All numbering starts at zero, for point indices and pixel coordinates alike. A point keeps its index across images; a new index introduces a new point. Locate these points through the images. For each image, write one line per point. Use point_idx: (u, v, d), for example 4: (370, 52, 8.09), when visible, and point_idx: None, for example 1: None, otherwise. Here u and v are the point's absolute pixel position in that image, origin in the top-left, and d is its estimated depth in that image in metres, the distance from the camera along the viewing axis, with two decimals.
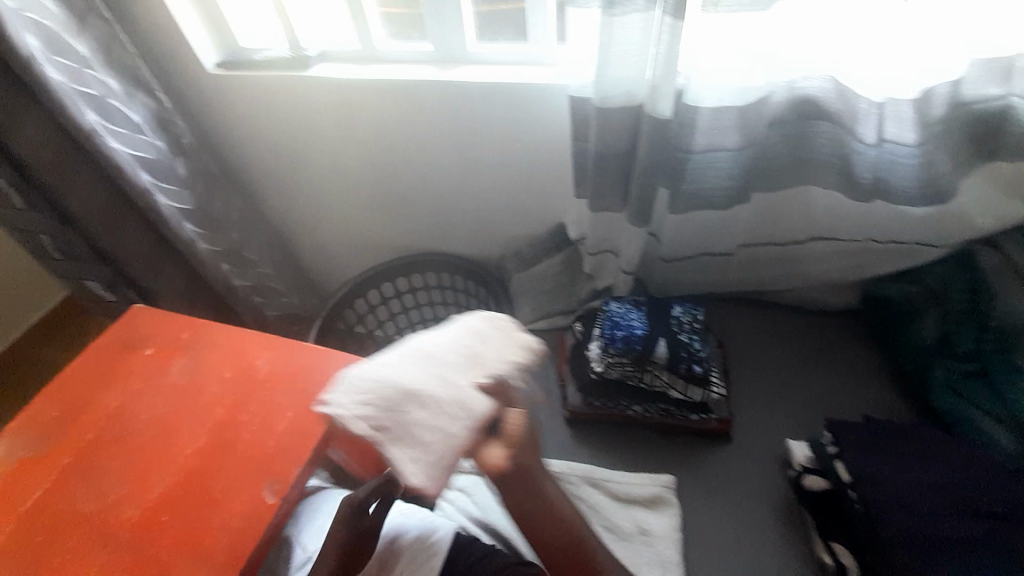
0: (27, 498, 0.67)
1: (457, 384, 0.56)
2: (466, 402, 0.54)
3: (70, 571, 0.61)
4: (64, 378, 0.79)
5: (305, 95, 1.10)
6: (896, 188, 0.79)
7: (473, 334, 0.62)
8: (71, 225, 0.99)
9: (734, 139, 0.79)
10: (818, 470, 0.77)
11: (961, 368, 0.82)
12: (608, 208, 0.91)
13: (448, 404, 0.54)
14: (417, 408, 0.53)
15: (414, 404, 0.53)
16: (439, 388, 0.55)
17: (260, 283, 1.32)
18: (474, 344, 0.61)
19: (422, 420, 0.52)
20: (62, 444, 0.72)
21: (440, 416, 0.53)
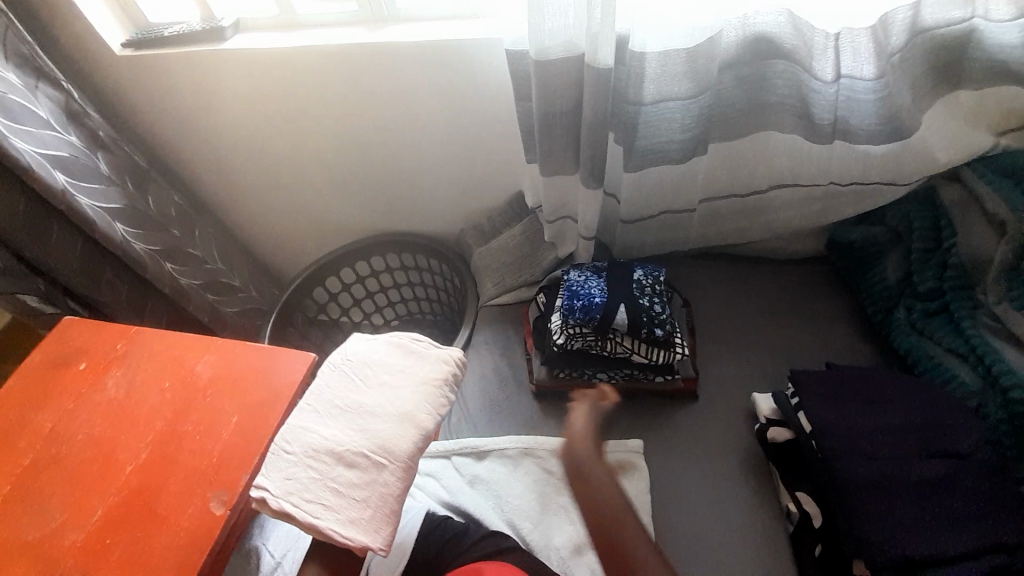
0: None
1: (379, 437, 0.67)
2: (389, 453, 0.66)
3: None
4: None
5: (227, 71, 1.00)
6: (855, 126, 0.76)
7: (391, 381, 0.72)
8: None
9: (686, 85, 0.73)
10: (782, 421, 0.77)
11: (923, 307, 0.82)
12: (560, 171, 0.86)
13: (372, 460, 0.66)
14: (347, 471, 0.65)
15: (343, 468, 0.65)
16: (365, 446, 0.66)
17: (211, 280, 1.26)
18: (393, 392, 0.71)
19: (352, 481, 0.64)
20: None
21: (367, 471, 0.65)
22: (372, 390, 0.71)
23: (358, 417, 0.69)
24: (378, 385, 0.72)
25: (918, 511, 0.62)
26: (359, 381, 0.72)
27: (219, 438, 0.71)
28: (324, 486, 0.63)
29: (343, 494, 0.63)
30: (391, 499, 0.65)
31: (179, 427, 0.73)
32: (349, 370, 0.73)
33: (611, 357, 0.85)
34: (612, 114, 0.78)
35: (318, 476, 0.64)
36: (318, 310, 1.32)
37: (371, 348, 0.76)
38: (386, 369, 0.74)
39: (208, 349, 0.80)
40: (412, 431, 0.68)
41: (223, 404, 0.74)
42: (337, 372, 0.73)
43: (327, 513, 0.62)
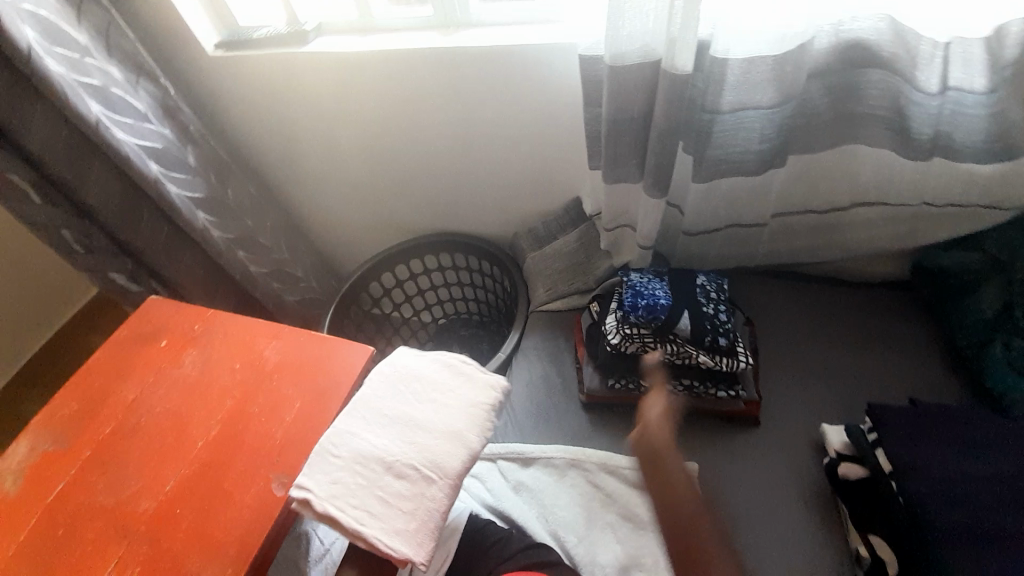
0: (53, 489, 0.72)
1: (428, 452, 0.69)
2: (438, 468, 0.68)
3: (93, 561, 0.66)
4: (84, 373, 0.83)
5: (304, 72, 1.05)
6: (959, 143, 0.69)
7: (440, 398, 0.74)
8: (90, 219, 1.00)
9: (770, 94, 0.69)
10: (855, 457, 0.71)
11: (1022, 345, 0.74)
12: (625, 179, 0.84)
13: (421, 473, 0.68)
14: (395, 481, 0.67)
15: (391, 477, 0.67)
16: (415, 459, 0.68)
17: (277, 269, 1.33)
18: (443, 409, 0.73)
19: (399, 492, 0.66)
20: (83, 437, 0.76)
21: (414, 483, 0.67)
22: (422, 405, 0.73)
23: (408, 428, 0.71)
24: (427, 400, 0.74)
25: (1013, 570, 0.55)
26: (408, 396, 0.74)
27: (282, 421, 0.74)
28: (371, 494, 0.66)
29: (389, 503, 0.65)
30: (436, 514, 0.66)
31: (246, 408, 0.77)
32: (399, 383, 0.75)
33: (670, 364, 0.82)
34: (684, 122, 0.76)
35: (367, 483, 0.66)
36: (373, 304, 1.36)
37: (419, 363, 0.78)
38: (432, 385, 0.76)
39: (277, 336, 0.84)
40: (460, 449, 0.70)
41: (288, 388, 0.77)
42: (387, 385, 0.75)
43: (372, 521, 0.64)
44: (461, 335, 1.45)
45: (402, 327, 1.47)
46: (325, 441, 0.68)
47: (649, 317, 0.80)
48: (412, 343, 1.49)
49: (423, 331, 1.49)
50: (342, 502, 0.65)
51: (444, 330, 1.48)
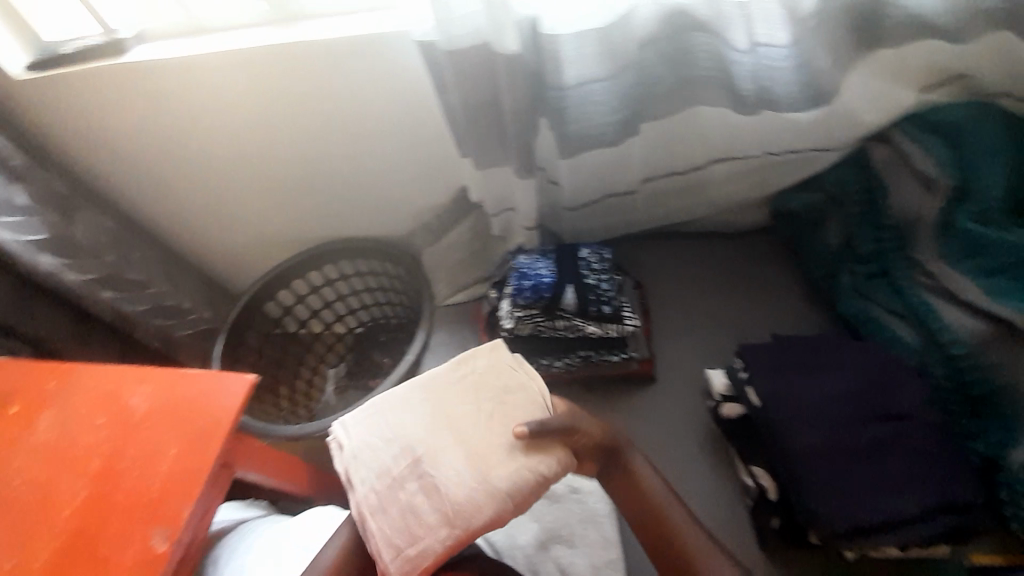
0: None
1: (455, 491, 0.61)
2: (458, 517, 0.59)
3: None
4: None
5: (135, 85, 0.96)
6: (779, 96, 0.75)
7: (497, 431, 0.65)
8: None
9: (606, 65, 0.71)
10: (735, 397, 0.75)
11: (864, 270, 0.82)
12: (494, 163, 0.83)
13: (442, 510, 0.60)
14: (420, 492, 0.62)
15: (413, 483, 0.63)
16: (445, 486, 0.61)
17: (158, 305, 1.22)
18: (497, 444, 0.64)
19: (420, 505, 0.61)
20: None
21: (436, 508, 0.60)
22: (478, 426, 0.65)
23: (457, 445, 0.64)
24: (484, 425, 0.65)
25: (852, 476, 0.62)
26: (470, 410, 0.67)
27: (159, 471, 0.68)
28: (393, 491, 0.63)
29: (404, 512, 0.61)
30: (430, 559, 0.59)
31: (117, 464, 0.70)
32: (471, 389, 0.69)
33: (565, 339, 0.83)
34: (535, 101, 0.76)
35: (396, 480, 0.63)
36: (274, 324, 1.28)
37: (512, 376, 0.70)
38: (479, 392, 0.69)
39: (145, 380, 0.77)
40: (494, 504, 0.60)
41: (162, 435, 0.71)
42: (461, 387, 0.69)
43: (384, 515, 0.61)
44: (380, 341, 1.41)
45: (314, 344, 1.40)
46: (352, 419, 0.70)
47: (539, 299, 0.81)
48: (330, 358, 1.42)
49: (339, 344, 1.43)
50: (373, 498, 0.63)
51: (361, 339, 1.42)
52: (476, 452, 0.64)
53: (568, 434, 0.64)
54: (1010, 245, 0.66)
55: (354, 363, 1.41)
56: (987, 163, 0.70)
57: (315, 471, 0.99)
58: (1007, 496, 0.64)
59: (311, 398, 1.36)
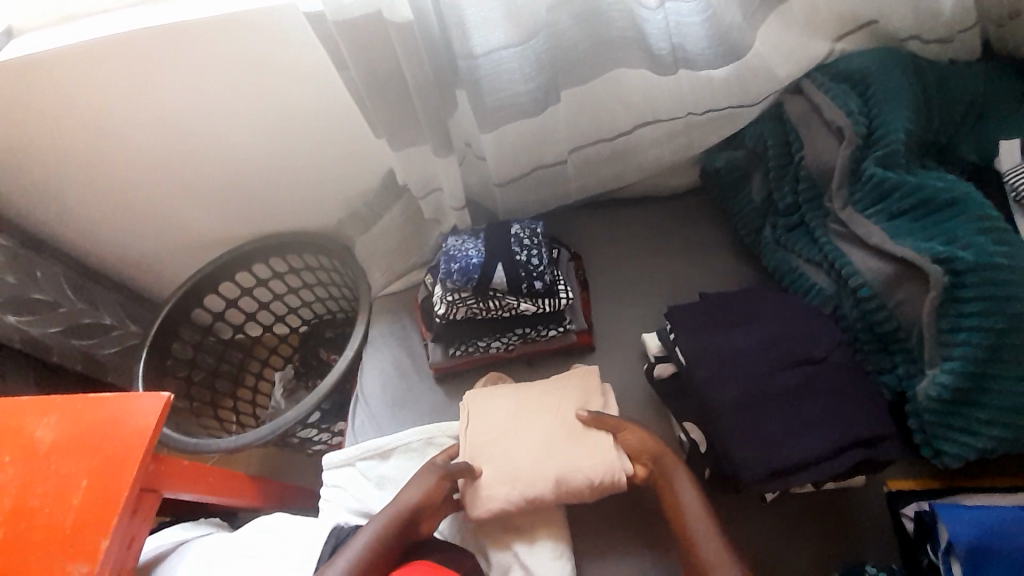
0: None
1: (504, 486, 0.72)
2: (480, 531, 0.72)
3: None
4: None
5: (4, 84, 0.85)
6: (693, 53, 0.74)
7: (557, 448, 0.74)
8: None
9: (512, 30, 0.67)
10: (666, 357, 0.78)
11: (784, 224, 0.84)
12: (412, 144, 0.79)
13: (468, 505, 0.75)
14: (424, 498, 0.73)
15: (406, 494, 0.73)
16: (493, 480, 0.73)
17: (71, 323, 1.15)
18: (554, 451, 0.73)
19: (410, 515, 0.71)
20: None
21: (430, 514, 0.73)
22: (529, 437, 0.75)
23: (506, 458, 0.74)
24: (532, 443, 0.74)
25: (772, 422, 0.65)
26: (523, 423, 0.76)
27: (72, 505, 0.63)
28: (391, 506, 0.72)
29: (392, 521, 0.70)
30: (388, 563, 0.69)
31: (25, 503, 0.64)
32: (524, 414, 0.77)
33: (500, 319, 0.83)
34: (445, 74, 0.72)
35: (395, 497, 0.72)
36: (201, 334, 1.20)
37: (569, 393, 0.78)
38: (536, 397, 0.79)
39: (50, 410, 0.71)
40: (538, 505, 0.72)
41: (75, 465, 0.66)
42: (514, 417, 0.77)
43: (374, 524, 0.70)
44: (325, 338, 1.36)
45: (256, 348, 1.35)
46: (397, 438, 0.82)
47: (461, 282, 0.78)
48: (276, 360, 1.37)
49: (284, 345, 1.38)
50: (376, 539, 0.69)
51: (306, 337, 1.37)
52: (541, 453, 0.73)
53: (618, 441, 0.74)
54: (908, 187, 0.69)
55: (302, 363, 1.35)
56: (887, 108, 0.73)
57: (263, 480, 0.95)
58: (915, 425, 0.67)
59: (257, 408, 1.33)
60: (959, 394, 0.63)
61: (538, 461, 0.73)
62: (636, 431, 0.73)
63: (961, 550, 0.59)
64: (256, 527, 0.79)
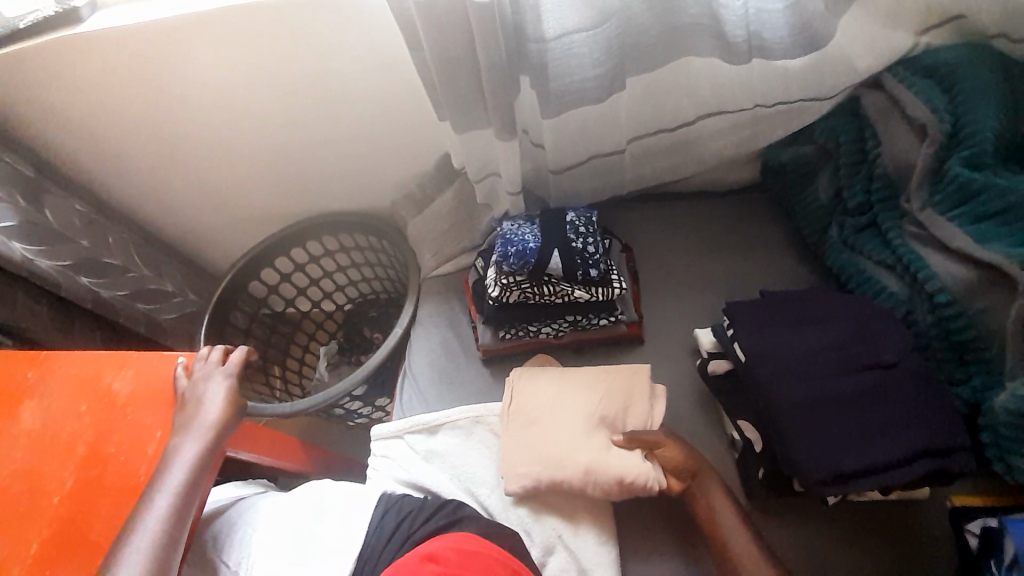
0: None
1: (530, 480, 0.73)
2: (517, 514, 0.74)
3: None
4: None
5: (97, 57, 0.90)
6: (769, 42, 0.72)
7: (590, 444, 0.73)
8: None
9: (583, 13, 0.67)
10: (721, 353, 0.76)
11: (853, 224, 0.81)
12: (475, 126, 0.80)
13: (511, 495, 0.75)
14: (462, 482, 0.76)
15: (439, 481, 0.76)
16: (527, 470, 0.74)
17: (138, 289, 1.20)
18: (585, 447, 0.73)
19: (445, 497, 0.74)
20: None
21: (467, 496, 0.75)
22: (564, 429, 0.75)
23: (538, 443, 0.75)
24: (566, 436, 0.74)
25: (836, 424, 0.63)
26: (559, 413, 0.76)
27: (150, 453, 0.67)
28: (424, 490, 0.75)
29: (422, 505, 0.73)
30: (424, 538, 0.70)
31: (103, 449, 0.68)
32: (564, 405, 0.77)
33: (552, 305, 0.83)
34: (514, 56, 0.72)
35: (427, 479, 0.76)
36: (259, 305, 1.26)
37: (614, 388, 0.77)
38: (578, 388, 0.78)
39: (126, 364, 0.75)
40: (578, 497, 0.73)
41: (152, 417, 0.70)
42: (554, 407, 0.77)
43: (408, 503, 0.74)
44: (368, 316, 1.40)
45: (304, 323, 1.40)
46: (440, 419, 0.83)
47: (514, 268, 0.79)
48: (321, 336, 1.43)
49: (329, 321, 1.43)
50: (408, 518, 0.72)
51: (350, 315, 1.41)
52: (573, 443, 0.73)
53: (656, 449, 0.72)
54: (997, 188, 0.65)
55: (346, 339, 1.40)
56: (976, 104, 0.69)
57: (308, 446, 1.00)
58: (989, 439, 0.65)
59: (302, 378, 1.39)
60: None
61: (568, 451, 0.73)
62: (675, 447, 0.71)
63: None
64: (308, 490, 0.82)
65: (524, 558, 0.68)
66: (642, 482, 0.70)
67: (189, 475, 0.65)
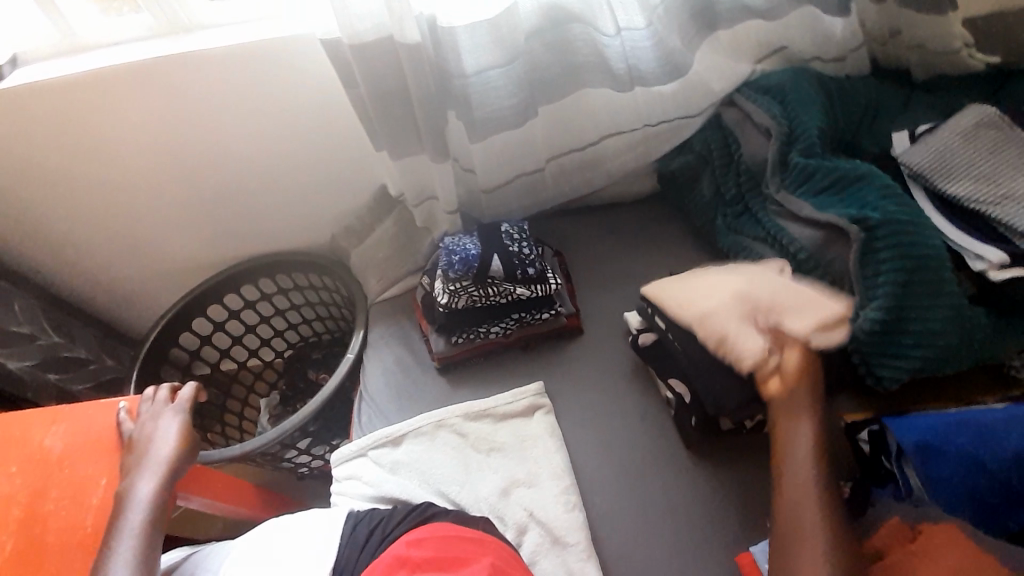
0: None
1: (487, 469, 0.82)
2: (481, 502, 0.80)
3: None
4: None
5: (12, 112, 0.89)
6: (645, 71, 0.90)
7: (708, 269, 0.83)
8: None
9: (497, 53, 0.79)
10: (648, 327, 0.87)
11: (732, 211, 0.99)
12: (410, 153, 0.90)
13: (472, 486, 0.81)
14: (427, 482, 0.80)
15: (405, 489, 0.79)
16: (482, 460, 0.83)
17: (48, 357, 1.09)
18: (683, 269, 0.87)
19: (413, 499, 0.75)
20: None
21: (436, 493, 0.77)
22: (732, 315, 0.74)
23: (693, 284, 0.81)
24: (709, 295, 0.78)
25: None
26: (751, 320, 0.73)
27: (98, 505, 0.63)
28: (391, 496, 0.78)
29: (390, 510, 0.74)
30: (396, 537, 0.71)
31: (37, 509, 0.62)
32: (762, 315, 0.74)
33: (497, 305, 0.92)
34: (442, 91, 0.83)
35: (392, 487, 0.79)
36: (192, 357, 1.21)
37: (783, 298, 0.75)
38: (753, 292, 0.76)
39: (59, 419, 0.70)
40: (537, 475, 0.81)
41: (95, 467, 0.66)
42: (751, 311, 0.74)
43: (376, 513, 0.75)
44: (311, 358, 1.35)
45: (241, 376, 1.33)
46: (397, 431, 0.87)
47: (457, 274, 0.91)
48: (261, 387, 1.36)
49: (269, 371, 1.37)
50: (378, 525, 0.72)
51: (292, 361, 1.36)
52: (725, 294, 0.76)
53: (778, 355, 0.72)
54: (826, 168, 0.86)
55: (288, 387, 1.34)
56: (802, 111, 0.91)
57: (261, 490, 0.96)
58: (859, 360, 0.79)
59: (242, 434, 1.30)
60: (886, 325, 0.76)
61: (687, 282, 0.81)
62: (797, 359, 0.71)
63: (910, 449, 0.68)
64: (269, 525, 0.78)
65: (500, 538, 0.72)
66: (744, 349, 0.72)
67: (151, 516, 0.62)
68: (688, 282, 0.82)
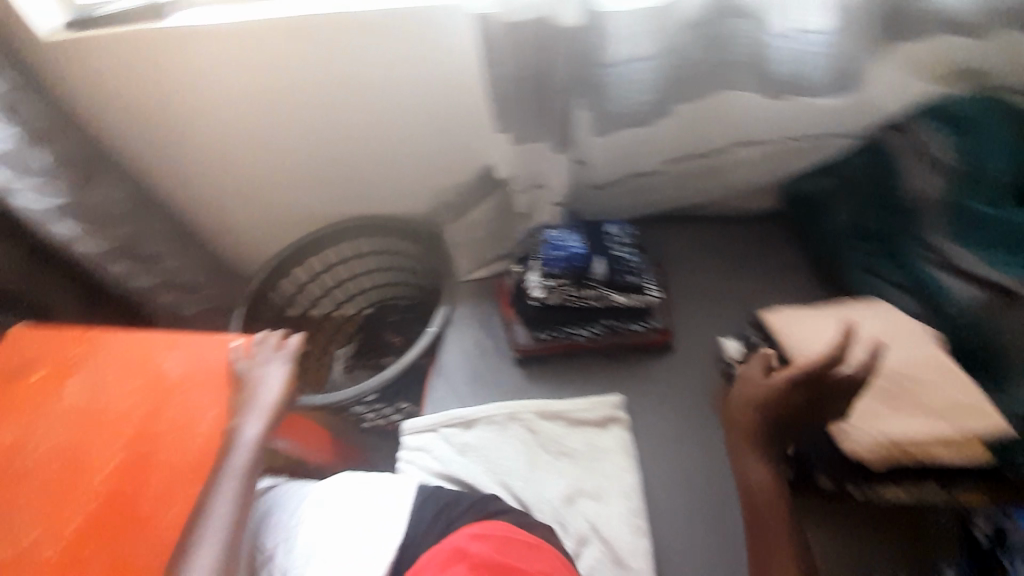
0: None
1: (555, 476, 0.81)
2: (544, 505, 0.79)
3: None
4: None
5: (169, 50, 0.95)
6: (811, 82, 0.76)
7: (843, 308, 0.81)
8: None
9: (650, 45, 0.73)
10: (749, 360, 0.82)
11: (867, 248, 0.86)
12: (530, 138, 0.86)
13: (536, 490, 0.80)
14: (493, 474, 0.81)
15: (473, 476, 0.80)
16: (549, 465, 0.83)
17: (167, 279, 1.20)
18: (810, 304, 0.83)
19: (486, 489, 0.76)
20: None
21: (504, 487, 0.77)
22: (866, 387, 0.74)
23: (827, 328, 0.78)
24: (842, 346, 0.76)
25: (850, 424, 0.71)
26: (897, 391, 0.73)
27: (199, 433, 0.69)
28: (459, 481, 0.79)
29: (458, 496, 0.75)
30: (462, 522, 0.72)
31: (152, 427, 0.70)
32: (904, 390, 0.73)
33: (591, 309, 0.88)
34: (579, 78, 0.77)
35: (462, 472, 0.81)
36: (287, 302, 1.29)
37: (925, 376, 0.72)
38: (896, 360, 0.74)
39: (177, 346, 0.78)
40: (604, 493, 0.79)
41: (199, 399, 0.72)
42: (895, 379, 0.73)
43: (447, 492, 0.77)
44: (389, 320, 1.42)
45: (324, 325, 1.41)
46: (472, 413, 0.87)
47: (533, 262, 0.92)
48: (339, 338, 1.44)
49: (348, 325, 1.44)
50: (445, 508, 0.74)
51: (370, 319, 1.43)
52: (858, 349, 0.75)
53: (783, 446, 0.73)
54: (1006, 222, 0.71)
55: (364, 343, 1.41)
56: (995, 147, 0.74)
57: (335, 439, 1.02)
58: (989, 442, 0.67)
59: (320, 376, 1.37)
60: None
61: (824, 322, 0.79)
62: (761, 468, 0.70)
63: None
64: (341, 479, 0.82)
65: (563, 547, 0.70)
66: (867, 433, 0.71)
67: (252, 458, 0.66)
68: (817, 317, 0.80)
